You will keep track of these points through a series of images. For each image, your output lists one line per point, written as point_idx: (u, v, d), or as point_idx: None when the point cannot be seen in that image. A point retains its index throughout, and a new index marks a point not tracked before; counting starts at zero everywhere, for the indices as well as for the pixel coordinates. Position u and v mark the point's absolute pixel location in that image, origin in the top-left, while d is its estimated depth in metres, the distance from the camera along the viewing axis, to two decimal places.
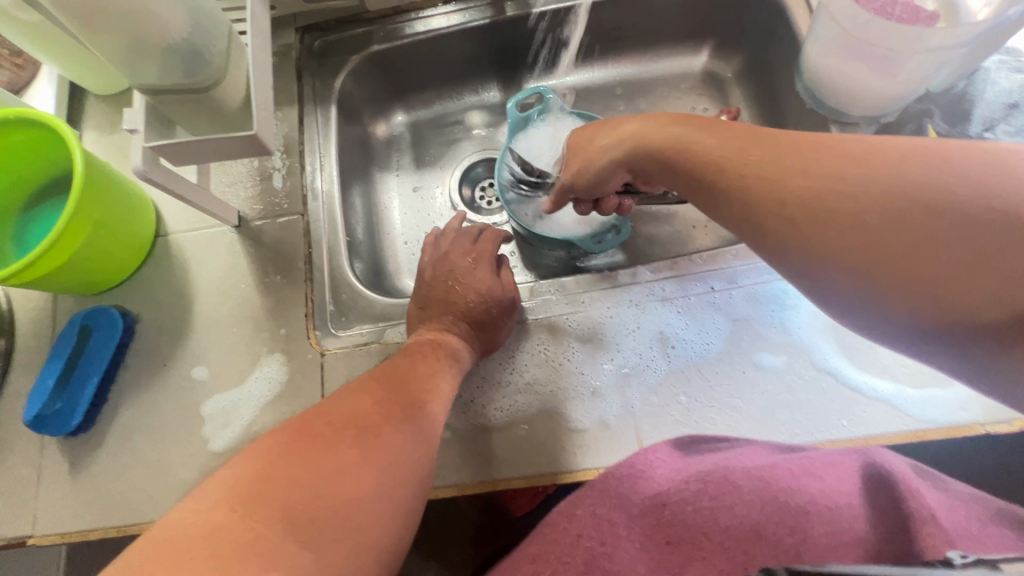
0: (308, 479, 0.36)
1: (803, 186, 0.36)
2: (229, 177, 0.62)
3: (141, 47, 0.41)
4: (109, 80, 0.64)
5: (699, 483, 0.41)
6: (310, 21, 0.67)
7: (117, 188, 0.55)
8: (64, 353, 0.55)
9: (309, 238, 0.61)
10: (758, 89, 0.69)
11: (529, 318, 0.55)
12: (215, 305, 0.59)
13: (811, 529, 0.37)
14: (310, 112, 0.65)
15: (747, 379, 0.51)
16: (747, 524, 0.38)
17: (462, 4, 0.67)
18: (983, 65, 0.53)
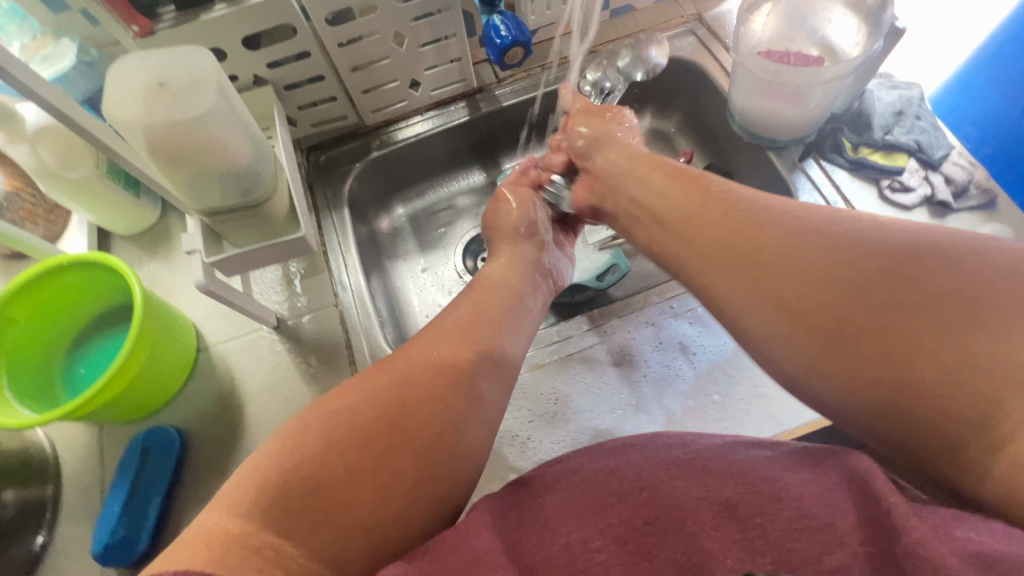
0: (360, 465, 0.39)
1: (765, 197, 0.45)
2: (260, 285, 0.68)
3: (209, 176, 0.47)
4: (137, 220, 0.70)
5: (676, 467, 0.39)
6: (314, 142, 0.75)
7: (163, 312, 0.59)
8: (126, 478, 0.55)
9: (345, 325, 0.66)
10: (699, 135, 0.83)
11: (561, 355, 0.60)
12: (265, 405, 0.62)
13: (778, 511, 0.35)
14: (326, 216, 0.73)
15: (765, 368, 0.58)
16: (717, 502, 0.36)
17: (442, 107, 0.78)
18: (868, 88, 0.67)
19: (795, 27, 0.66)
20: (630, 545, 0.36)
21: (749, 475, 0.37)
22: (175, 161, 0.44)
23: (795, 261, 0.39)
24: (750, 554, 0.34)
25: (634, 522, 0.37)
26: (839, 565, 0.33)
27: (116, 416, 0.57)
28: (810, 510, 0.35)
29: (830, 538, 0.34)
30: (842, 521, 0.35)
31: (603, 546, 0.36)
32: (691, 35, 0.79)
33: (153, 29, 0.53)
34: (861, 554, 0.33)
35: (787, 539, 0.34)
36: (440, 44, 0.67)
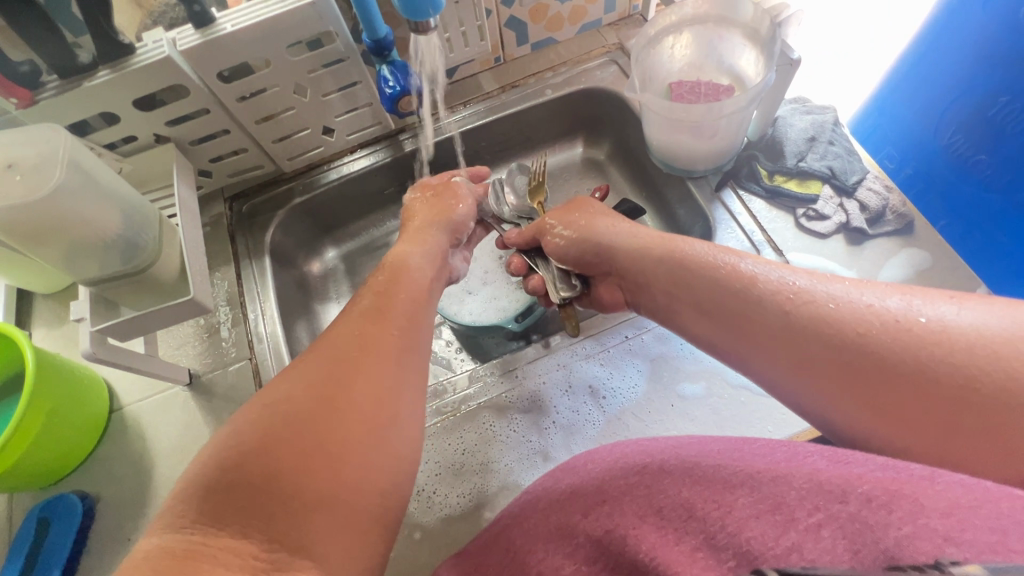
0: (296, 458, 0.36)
1: None
2: (177, 340, 0.67)
3: (80, 248, 0.47)
4: (55, 279, 0.68)
5: (637, 476, 0.36)
6: (236, 191, 0.75)
7: (68, 375, 0.58)
8: (22, 551, 0.55)
9: (259, 379, 0.65)
10: (628, 164, 0.82)
11: (470, 404, 0.59)
12: (175, 465, 0.61)
13: (733, 502, 0.31)
14: (246, 266, 0.72)
15: (677, 410, 0.56)
16: (675, 507, 0.33)
17: (364, 150, 0.77)
18: (780, 114, 0.67)
19: (704, 56, 0.65)
20: (599, 563, 0.34)
21: (698, 466, 0.34)
22: (34, 235, 0.44)
23: (795, 325, 0.40)
24: (706, 550, 0.31)
25: (597, 534, 0.35)
26: (793, 545, 0.28)
27: (18, 486, 0.55)
28: (763, 492, 0.31)
29: (782, 519, 0.29)
30: (792, 497, 0.30)
31: (573, 572, 0.35)
32: (613, 65, 0.79)
33: (34, 99, 0.53)
34: (815, 524, 0.29)
35: (743, 529, 0.30)
36: (348, 91, 0.67)
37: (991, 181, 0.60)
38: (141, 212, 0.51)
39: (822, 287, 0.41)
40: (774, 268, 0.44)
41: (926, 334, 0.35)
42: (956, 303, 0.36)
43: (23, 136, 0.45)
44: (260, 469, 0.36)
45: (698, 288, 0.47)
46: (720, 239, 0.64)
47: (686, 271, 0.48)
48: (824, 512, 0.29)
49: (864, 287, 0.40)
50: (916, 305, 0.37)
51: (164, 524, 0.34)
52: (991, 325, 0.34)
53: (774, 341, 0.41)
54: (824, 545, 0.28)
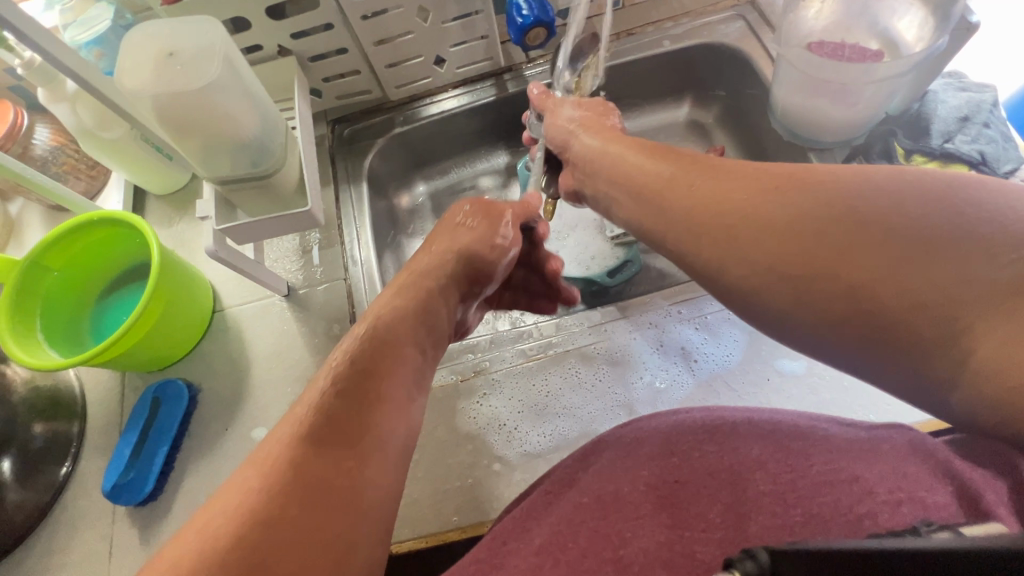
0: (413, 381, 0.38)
1: (710, 210, 0.38)
2: (276, 252, 0.70)
3: (219, 145, 0.49)
4: (171, 180, 0.71)
5: (705, 433, 0.40)
6: (339, 115, 0.76)
7: (182, 270, 0.62)
8: (138, 424, 0.60)
9: (352, 300, 0.67)
10: (737, 129, 0.78)
11: (557, 350, 0.59)
12: (270, 369, 0.64)
13: (809, 467, 0.37)
14: (344, 190, 0.73)
15: (771, 385, 0.55)
16: (749, 459, 0.38)
17: (468, 86, 0.76)
18: (931, 88, 0.61)
19: (853, 16, 0.59)
20: (661, 494, 0.38)
21: (782, 437, 0.39)
22: (182, 126, 0.46)
23: (856, 252, 0.31)
24: (782, 506, 0.36)
25: (665, 478, 0.39)
26: (868, 512, 0.34)
27: (136, 365, 0.60)
28: (841, 464, 0.37)
29: (859, 488, 0.35)
30: (872, 474, 0.35)
31: (631, 493, 0.38)
32: (739, 20, 0.73)
33: None
34: (893, 501, 0.33)
35: (818, 493, 0.35)
36: (468, 20, 0.66)
37: None
38: (273, 121, 0.52)
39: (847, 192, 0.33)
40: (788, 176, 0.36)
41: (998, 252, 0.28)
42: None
43: (181, 31, 0.47)
44: (359, 387, 0.38)
45: (719, 220, 0.38)
46: None
47: (694, 181, 0.41)
48: (907, 492, 0.34)
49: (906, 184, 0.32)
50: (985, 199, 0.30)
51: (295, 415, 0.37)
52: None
53: (832, 290, 0.32)
54: (904, 519, 0.33)
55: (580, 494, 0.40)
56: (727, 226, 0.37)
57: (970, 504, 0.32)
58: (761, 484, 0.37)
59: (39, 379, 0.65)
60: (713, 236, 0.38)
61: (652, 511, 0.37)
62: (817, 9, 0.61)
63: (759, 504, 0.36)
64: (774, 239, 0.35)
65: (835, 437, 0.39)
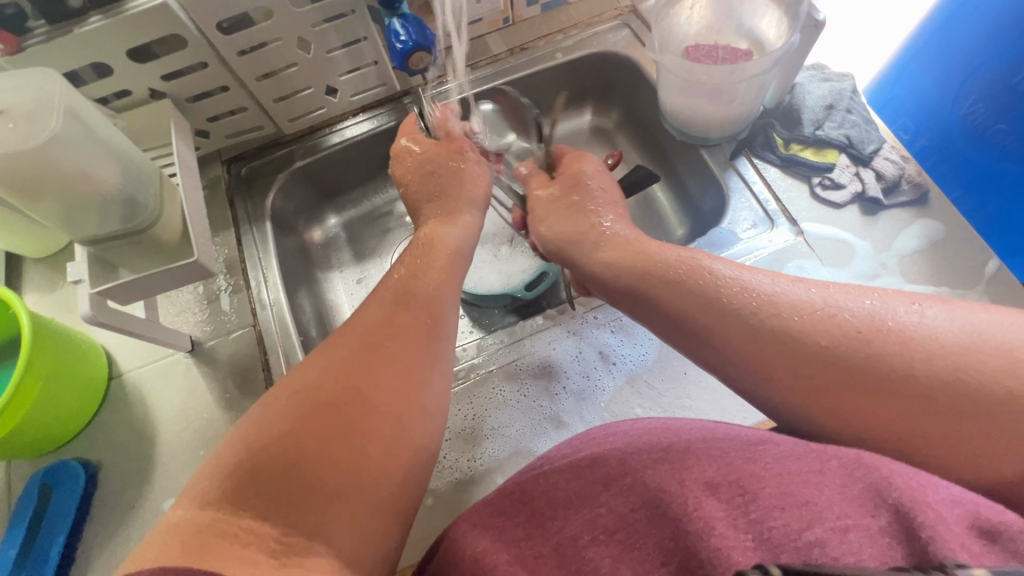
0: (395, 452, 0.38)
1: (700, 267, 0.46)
2: (176, 307, 0.65)
3: (82, 203, 0.46)
4: (48, 242, 0.65)
5: (659, 453, 0.37)
6: (233, 153, 0.73)
7: (65, 339, 0.56)
8: (24, 518, 0.54)
9: (264, 347, 0.63)
10: (637, 132, 0.80)
11: (479, 372, 0.59)
12: (178, 433, 0.60)
13: (760, 490, 0.33)
14: (246, 231, 0.69)
15: (689, 378, 0.56)
16: (701, 482, 0.34)
17: (368, 112, 0.74)
18: (798, 81, 0.66)
19: (722, 18, 0.63)
20: (619, 533, 0.34)
21: (728, 455, 0.36)
22: (30, 189, 0.43)
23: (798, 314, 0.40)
24: (735, 529, 0.32)
25: (622, 510, 0.35)
26: (817, 539, 0.31)
27: (19, 452, 0.54)
28: (794, 488, 0.33)
29: (809, 514, 0.31)
30: (822, 497, 0.32)
31: (592, 541, 0.34)
32: (625, 29, 0.76)
33: (20, 46, 0.50)
34: (844, 525, 0.31)
35: (768, 518, 0.32)
36: (354, 47, 0.64)
37: (1006, 153, 0.60)
38: (140, 168, 0.49)
39: (784, 292, 0.42)
40: (738, 270, 0.45)
41: (903, 343, 0.37)
42: (923, 308, 0.39)
43: (12, 85, 0.43)
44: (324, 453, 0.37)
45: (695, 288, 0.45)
46: (734, 208, 0.63)
47: (662, 258, 0.48)
48: (853, 518, 0.31)
49: (833, 292, 0.41)
50: (888, 307, 0.39)
51: (190, 505, 0.34)
52: (953, 316, 0.37)
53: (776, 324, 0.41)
54: (849, 545, 0.30)
55: (542, 542, 0.35)
56: (711, 285, 0.44)
57: (909, 534, 0.30)
58: (713, 510, 0.32)
59: None
60: (699, 285, 0.45)
61: (613, 562, 0.33)
62: (688, 15, 0.63)
63: (709, 528, 0.32)
64: (739, 283, 0.43)
65: (786, 454, 0.35)
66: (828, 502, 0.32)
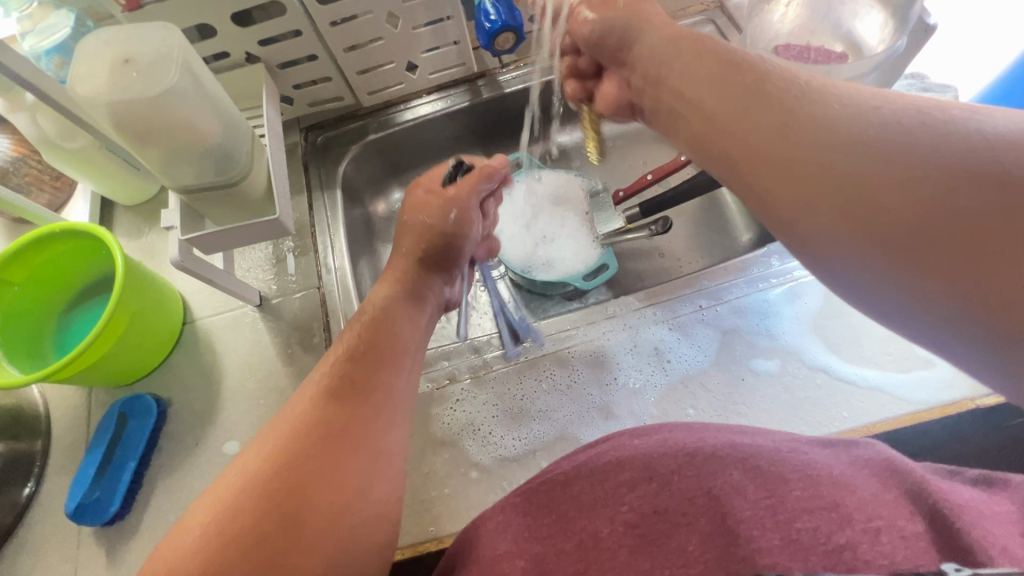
0: None
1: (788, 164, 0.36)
2: (248, 263, 0.68)
3: (183, 154, 0.49)
4: (139, 190, 0.70)
5: (684, 457, 0.36)
6: (312, 122, 0.75)
7: (148, 279, 0.60)
8: (102, 442, 0.58)
9: (326, 308, 0.66)
10: None
11: (530, 355, 0.59)
12: (242, 380, 0.63)
13: (787, 494, 0.33)
14: (318, 197, 0.72)
15: (747, 385, 0.55)
16: (726, 483, 0.34)
17: (442, 92, 0.75)
18: (894, 89, 0.63)
19: (818, 18, 0.60)
20: (641, 530, 0.34)
21: (758, 459, 0.35)
22: (141, 135, 0.46)
23: None
24: (763, 528, 0.31)
25: (644, 509, 0.35)
26: (848, 542, 0.30)
27: (101, 380, 0.58)
28: (822, 490, 0.33)
29: (839, 517, 0.31)
30: (852, 500, 0.32)
31: (611, 534, 0.34)
32: (710, 24, 0.74)
33: (139, 3, 0.54)
34: (875, 528, 0.30)
35: (795, 520, 0.31)
36: (438, 26, 0.66)
37: None
38: (237, 126, 0.52)
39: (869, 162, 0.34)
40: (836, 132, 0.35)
41: None
42: None
43: (138, 39, 0.47)
44: None
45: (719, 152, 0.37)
46: None
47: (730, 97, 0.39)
48: (885, 520, 0.31)
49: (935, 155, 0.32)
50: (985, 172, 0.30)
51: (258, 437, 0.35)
52: None
53: None
54: (881, 549, 0.29)
55: (563, 539, 0.35)
56: None
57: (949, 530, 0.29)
58: (741, 510, 0.32)
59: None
60: None
61: (630, 554, 0.33)
62: (782, 13, 0.61)
63: (739, 526, 0.32)
64: None
65: (822, 466, 0.35)
66: (856, 503, 0.32)
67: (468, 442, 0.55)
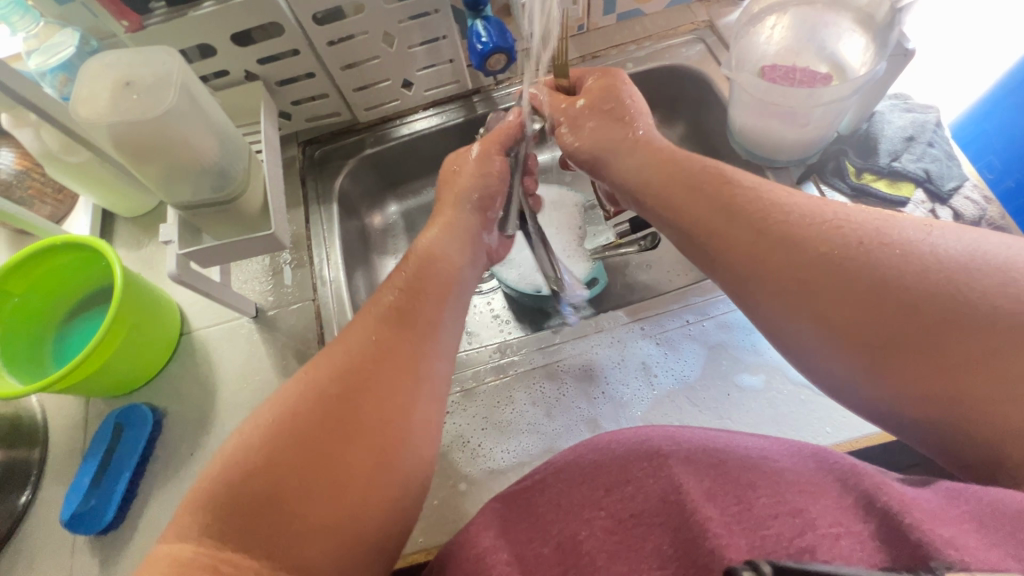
0: None
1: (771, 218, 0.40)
2: (245, 275, 0.70)
3: (182, 172, 0.50)
4: (139, 203, 0.71)
5: (655, 460, 0.37)
6: (310, 136, 0.76)
7: (146, 291, 0.61)
8: (98, 451, 0.59)
9: (321, 320, 0.67)
10: (702, 149, 0.80)
11: (519, 368, 0.60)
12: (238, 390, 0.64)
13: (754, 500, 0.34)
14: (315, 210, 0.73)
15: (732, 400, 0.56)
16: (698, 487, 0.35)
17: (438, 108, 0.77)
18: (878, 109, 0.64)
19: (803, 40, 0.62)
20: (618, 535, 0.35)
21: (727, 464, 0.37)
22: (139, 153, 0.47)
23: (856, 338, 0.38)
24: (730, 532, 0.33)
25: (620, 515, 0.36)
26: (808, 546, 0.31)
27: (98, 390, 0.59)
28: (785, 497, 0.34)
29: (801, 521, 0.33)
30: (816, 507, 0.33)
31: (590, 536, 0.36)
32: (700, 43, 0.76)
33: (142, 24, 0.56)
34: (834, 532, 0.32)
35: (761, 527, 0.33)
36: (433, 45, 0.67)
37: None
38: (235, 144, 0.53)
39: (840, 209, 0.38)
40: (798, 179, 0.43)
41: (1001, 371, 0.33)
42: None
43: (140, 62, 0.49)
44: (372, 423, 0.39)
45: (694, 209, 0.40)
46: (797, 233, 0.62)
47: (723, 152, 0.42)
48: (844, 526, 0.32)
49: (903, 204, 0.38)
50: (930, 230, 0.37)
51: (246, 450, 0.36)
52: None
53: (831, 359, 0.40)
54: (840, 552, 0.31)
55: (540, 544, 0.36)
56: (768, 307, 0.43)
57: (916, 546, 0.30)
58: (709, 513, 0.34)
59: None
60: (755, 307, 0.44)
61: (608, 558, 0.34)
62: (767, 35, 0.63)
63: (705, 530, 0.33)
64: None
65: (786, 469, 0.36)
66: (821, 511, 0.33)
67: (458, 454, 0.56)
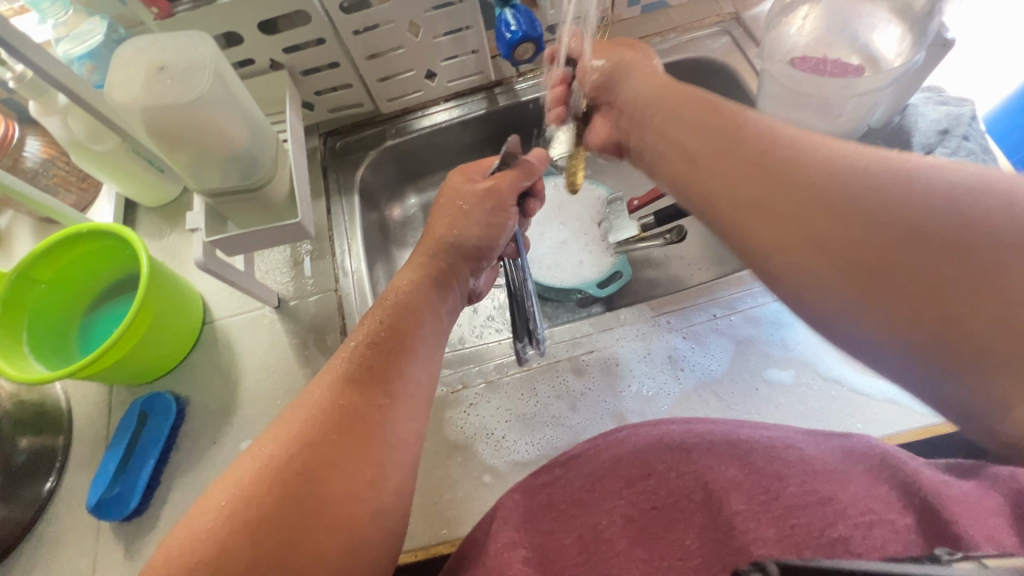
0: None
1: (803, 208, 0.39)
2: (267, 265, 0.70)
3: (211, 158, 0.50)
4: (162, 192, 0.71)
5: (682, 453, 0.38)
6: (331, 127, 0.76)
7: (171, 280, 0.61)
8: (123, 438, 0.59)
9: (343, 311, 0.67)
10: None
11: (543, 361, 0.60)
12: (260, 380, 0.64)
13: (783, 490, 0.35)
14: (336, 202, 0.73)
15: (761, 395, 0.55)
16: (724, 479, 0.36)
17: (460, 100, 0.76)
18: (911, 102, 0.63)
19: (835, 31, 0.61)
20: (638, 526, 0.36)
21: (752, 455, 0.37)
22: (170, 138, 0.47)
23: None
24: (758, 523, 0.33)
25: (643, 505, 0.37)
26: (841, 536, 0.32)
27: (123, 378, 0.60)
28: (817, 486, 0.35)
29: (832, 511, 0.33)
30: (847, 494, 0.34)
31: (609, 526, 0.36)
32: (725, 36, 0.75)
33: (171, 11, 0.56)
34: (868, 521, 0.32)
35: (790, 516, 0.34)
36: (457, 35, 0.67)
37: None
38: (263, 132, 0.53)
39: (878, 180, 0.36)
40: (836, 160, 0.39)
41: None
42: None
43: (172, 47, 0.49)
44: None
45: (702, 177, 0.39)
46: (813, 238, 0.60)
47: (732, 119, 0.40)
48: (877, 514, 0.32)
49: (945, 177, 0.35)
50: None
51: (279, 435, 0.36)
52: None
53: None
54: (872, 542, 0.31)
55: (563, 535, 0.36)
56: None
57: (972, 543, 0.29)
58: (735, 504, 0.34)
59: (23, 392, 0.64)
60: None
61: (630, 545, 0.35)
62: (798, 25, 0.62)
63: (734, 523, 0.34)
64: None
65: (811, 457, 0.37)
66: (849, 500, 0.33)
67: (481, 446, 0.56)
